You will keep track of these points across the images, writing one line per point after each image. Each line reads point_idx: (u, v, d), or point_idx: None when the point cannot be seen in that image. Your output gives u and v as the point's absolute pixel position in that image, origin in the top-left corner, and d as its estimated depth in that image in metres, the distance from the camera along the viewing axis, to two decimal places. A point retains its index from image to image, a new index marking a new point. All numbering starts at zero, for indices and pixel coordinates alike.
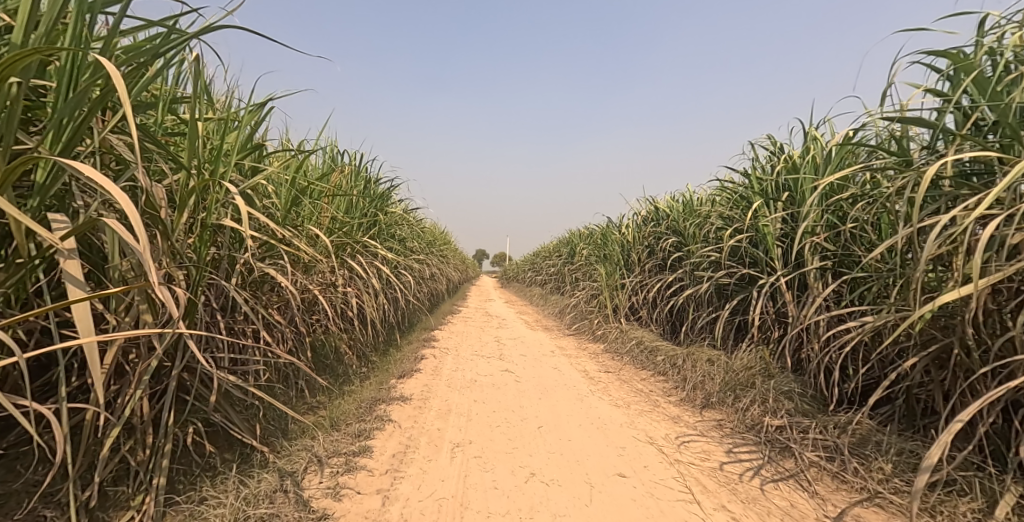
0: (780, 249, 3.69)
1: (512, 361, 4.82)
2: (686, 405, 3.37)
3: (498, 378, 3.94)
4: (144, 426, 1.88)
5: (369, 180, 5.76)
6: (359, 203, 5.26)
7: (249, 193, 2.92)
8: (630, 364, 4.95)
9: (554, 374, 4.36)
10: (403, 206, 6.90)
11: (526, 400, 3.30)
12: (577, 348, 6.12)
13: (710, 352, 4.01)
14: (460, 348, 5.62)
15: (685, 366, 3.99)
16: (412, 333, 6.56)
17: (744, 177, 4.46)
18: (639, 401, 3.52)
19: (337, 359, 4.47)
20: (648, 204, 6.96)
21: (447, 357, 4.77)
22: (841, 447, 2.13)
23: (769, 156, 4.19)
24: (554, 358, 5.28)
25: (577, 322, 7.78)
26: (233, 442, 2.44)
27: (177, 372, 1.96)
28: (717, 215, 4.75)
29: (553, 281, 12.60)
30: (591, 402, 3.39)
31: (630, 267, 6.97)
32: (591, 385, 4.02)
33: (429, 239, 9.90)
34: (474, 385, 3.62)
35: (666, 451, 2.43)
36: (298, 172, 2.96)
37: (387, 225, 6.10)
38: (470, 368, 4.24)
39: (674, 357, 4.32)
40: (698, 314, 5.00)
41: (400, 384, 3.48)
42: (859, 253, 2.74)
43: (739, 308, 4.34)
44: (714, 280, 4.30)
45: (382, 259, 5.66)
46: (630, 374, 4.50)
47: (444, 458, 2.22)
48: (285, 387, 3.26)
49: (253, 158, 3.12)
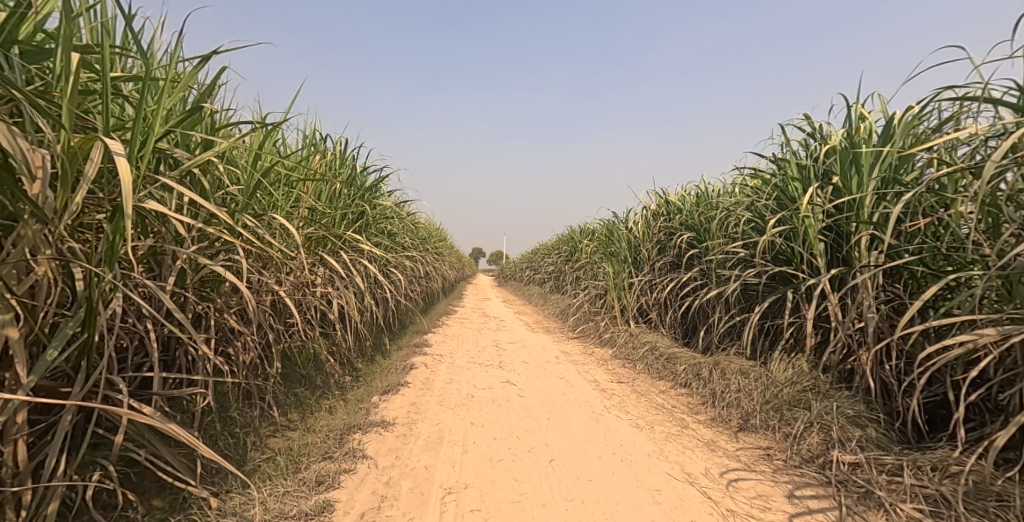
0: (823, 245, 3.21)
1: (513, 370, 4.33)
2: (718, 425, 2.88)
3: (498, 392, 3.44)
4: (16, 484, 1.36)
5: (355, 169, 5.22)
6: (343, 194, 4.73)
7: (196, 174, 2.40)
8: (645, 373, 4.44)
9: (561, 386, 3.86)
10: (394, 198, 6.37)
11: (532, 421, 2.80)
12: (583, 353, 5.60)
13: (742, 362, 3.50)
14: (455, 355, 5.11)
15: (712, 379, 3.49)
16: (402, 336, 6.04)
17: (774, 164, 3.98)
18: (664, 422, 3.03)
19: (315, 369, 3.93)
20: (659, 197, 6.46)
21: (440, 365, 4.26)
22: (951, 500, 1.63)
23: (806, 140, 3.70)
24: (559, 365, 4.79)
25: (581, 324, 7.27)
26: (164, 486, 1.93)
27: (68, 408, 1.45)
28: (744, 207, 4.26)
29: (554, 280, 12.07)
30: (609, 425, 2.88)
31: (639, 265, 6.48)
32: (606, 400, 3.52)
33: (423, 236, 9.34)
34: (470, 401, 3.12)
35: (714, 498, 1.94)
36: (265, 150, 2.48)
37: (376, 219, 5.57)
38: (466, 380, 3.74)
39: (696, 366, 3.82)
40: (719, 318, 4.53)
41: (383, 403, 2.96)
42: (964, 252, 2.33)
43: (771, 312, 3.86)
44: (744, 280, 3.81)
45: (369, 256, 5.12)
46: (646, 386, 4.01)
47: (432, 514, 1.72)
48: (242, 408, 2.74)
49: (207, 131, 2.59)
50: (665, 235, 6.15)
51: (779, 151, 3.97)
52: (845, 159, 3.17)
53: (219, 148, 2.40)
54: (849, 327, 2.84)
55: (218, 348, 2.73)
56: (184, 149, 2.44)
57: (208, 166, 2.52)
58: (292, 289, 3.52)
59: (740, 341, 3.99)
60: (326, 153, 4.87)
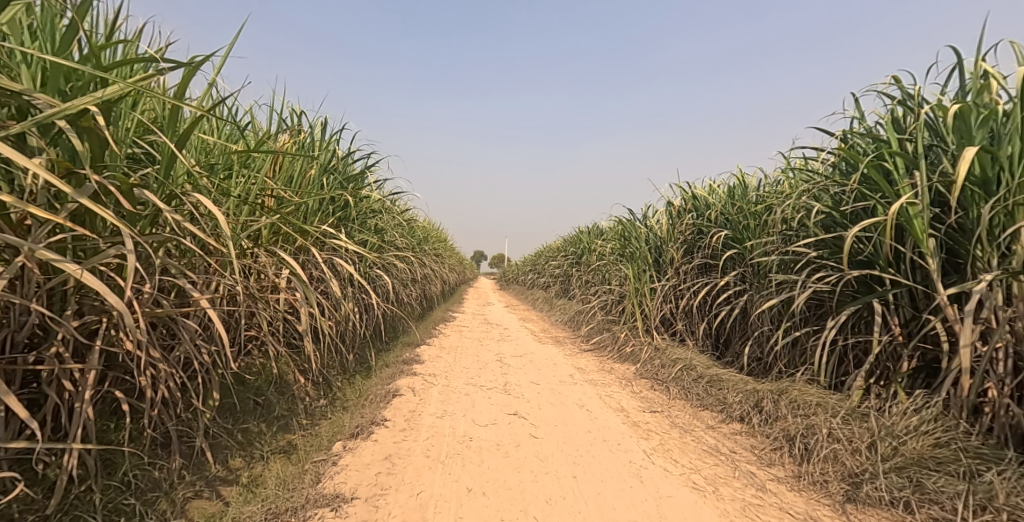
0: (933, 242, 2.44)
1: (521, 395, 3.56)
2: (810, 489, 2.06)
3: (505, 431, 2.66)
4: None
5: (334, 155, 4.47)
6: (316, 183, 3.95)
7: (66, 129, 1.62)
8: (681, 400, 3.66)
9: (583, 419, 3.07)
10: (384, 192, 5.61)
11: (553, 485, 2.03)
12: (600, 371, 4.81)
13: (820, 394, 2.72)
14: (453, 374, 4.34)
15: (783, 415, 2.69)
16: (393, 350, 5.26)
17: (844, 141, 3.25)
18: (731, 480, 2.22)
19: (276, 395, 3.16)
20: (684, 192, 5.68)
21: (433, 390, 3.50)
22: None
23: (895, 108, 2.87)
24: (576, 387, 4.01)
25: (594, 334, 6.50)
26: None
27: None
28: (806, 198, 3.47)
29: (562, 283, 11.27)
30: (659, 488, 2.09)
31: (662, 268, 5.69)
32: (643, 442, 2.71)
33: (420, 237, 8.58)
34: (467, 449, 2.34)
35: None
36: (188, 107, 1.71)
37: (360, 213, 4.81)
38: (462, 412, 2.95)
39: (755, 396, 3.03)
40: (773, 333, 3.75)
41: (347, 457, 2.17)
42: None
43: (848, 327, 3.07)
44: (818, 286, 3.03)
45: (351, 256, 4.36)
46: (687, 418, 3.22)
47: None
48: (145, 465, 1.94)
49: (96, 73, 1.80)
50: (693, 235, 5.39)
51: (850, 128, 3.26)
52: (972, 127, 2.36)
53: (108, 94, 1.66)
54: (989, 357, 2.06)
55: (113, 379, 1.95)
56: (53, 96, 1.68)
57: (95, 124, 1.76)
58: (243, 295, 2.75)
59: (808, 363, 3.21)
60: (298, 134, 4.11)
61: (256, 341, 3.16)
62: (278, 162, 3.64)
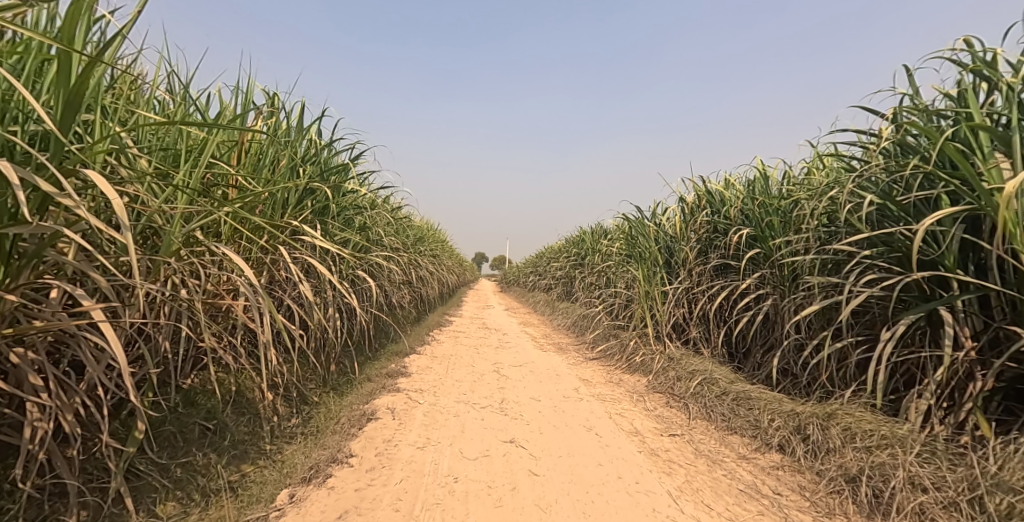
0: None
1: (520, 416, 3.09)
2: None
3: (499, 467, 2.18)
4: None
5: (311, 143, 4.01)
6: (286, 173, 3.49)
7: None
8: (703, 420, 3.19)
9: (592, 447, 2.60)
10: (370, 186, 5.14)
11: None
12: (608, 383, 4.34)
13: (882, 422, 2.25)
14: (444, 389, 3.87)
15: (839, 447, 2.20)
16: (380, 360, 4.78)
17: (895, 122, 2.78)
18: None
19: (231, 418, 2.69)
20: (697, 187, 5.20)
21: (418, 410, 3.03)
22: None
23: (965, 78, 2.40)
24: (582, 404, 3.53)
25: (600, 341, 6.02)
26: None
27: None
28: (849, 189, 3.00)
29: (564, 286, 10.80)
30: None
31: (673, 270, 5.21)
32: (666, 479, 2.24)
33: (414, 237, 8.09)
34: (449, 495, 1.88)
35: None
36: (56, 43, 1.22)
37: (341, 208, 4.34)
38: (449, 441, 2.48)
39: (797, 420, 2.55)
40: (808, 344, 3.27)
41: (296, 514, 1.71)
42: None
43: (907, 340, 2.59)
44: (870, 291, 2.55)
45: (329, 256, 3.90)
46: (714, 445, 2.75)
47: None
48: None
49: None
50: (708, 232, 4.91)
51: (901, 105, 2.80)
52: None
53: None
54: None
55: None
56: None
57: None
58: (182, 301, 2.28)
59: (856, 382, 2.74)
60: (268, 118, 3.64)
61: (210, 355, 2.71)
62: (240, 148, 3.18)
